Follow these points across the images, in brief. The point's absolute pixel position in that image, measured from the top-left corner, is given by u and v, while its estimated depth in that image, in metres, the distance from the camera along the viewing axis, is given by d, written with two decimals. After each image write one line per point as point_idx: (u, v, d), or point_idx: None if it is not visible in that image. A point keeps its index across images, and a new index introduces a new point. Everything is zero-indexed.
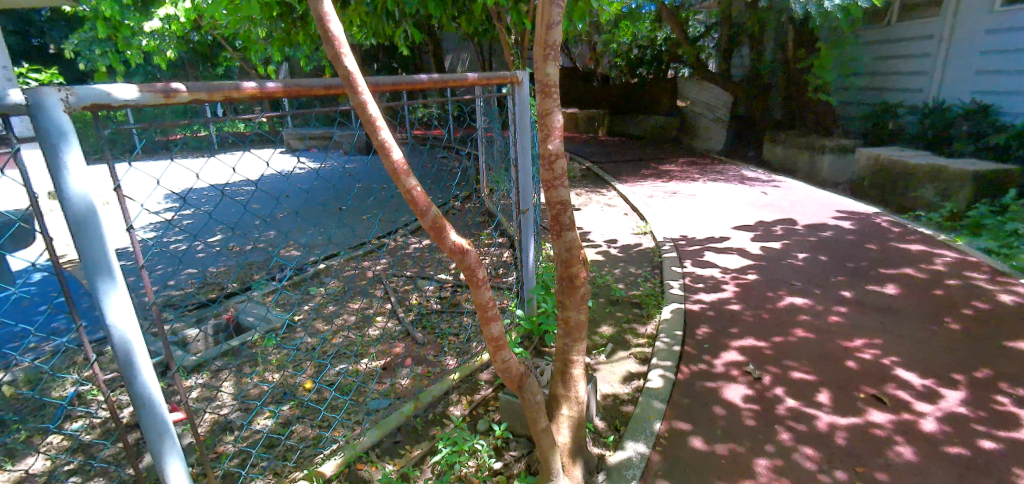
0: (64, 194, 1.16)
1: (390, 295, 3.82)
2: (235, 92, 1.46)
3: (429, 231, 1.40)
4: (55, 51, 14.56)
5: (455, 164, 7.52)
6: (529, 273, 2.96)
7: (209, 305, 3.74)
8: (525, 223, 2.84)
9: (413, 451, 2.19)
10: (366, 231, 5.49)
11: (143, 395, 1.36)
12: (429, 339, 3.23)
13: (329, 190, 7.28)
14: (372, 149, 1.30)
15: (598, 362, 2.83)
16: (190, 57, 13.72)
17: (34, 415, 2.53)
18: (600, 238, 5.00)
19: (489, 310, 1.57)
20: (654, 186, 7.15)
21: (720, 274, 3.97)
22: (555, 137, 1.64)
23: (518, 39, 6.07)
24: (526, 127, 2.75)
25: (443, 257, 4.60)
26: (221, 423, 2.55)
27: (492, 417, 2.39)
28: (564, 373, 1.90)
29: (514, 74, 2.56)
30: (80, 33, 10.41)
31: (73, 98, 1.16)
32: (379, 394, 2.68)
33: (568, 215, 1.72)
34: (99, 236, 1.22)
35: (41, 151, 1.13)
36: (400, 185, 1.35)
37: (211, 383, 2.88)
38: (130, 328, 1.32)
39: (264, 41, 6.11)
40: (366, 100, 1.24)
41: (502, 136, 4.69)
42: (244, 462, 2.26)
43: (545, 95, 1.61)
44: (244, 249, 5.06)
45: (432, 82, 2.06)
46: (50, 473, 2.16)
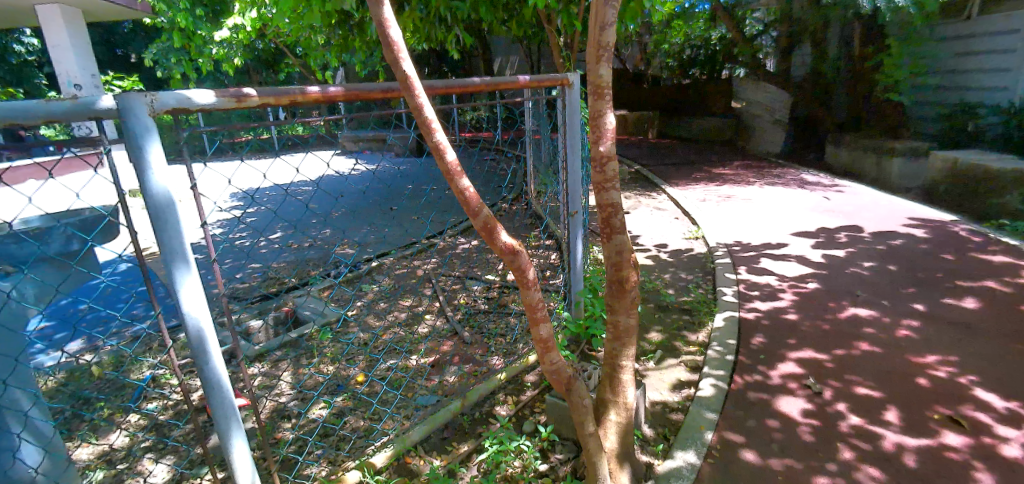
0: (148, 191, 1.26)
1: (439, 293, 3.89)
2: (300, 95, 1.53)
3: (479, 231, 1.41)
4: (135, 60, 15.91)
5: (503, 166, 7.61)
6: (577, 275, 2.94)
7: (271, 298, 3.95)
8: (574, 225, 2.83)
9: (460, 448, 2.23)
10: (416, 231, 5.61)
11: (213, 380, 1.45)
12: (475, 338, 3.27)
13: (382, 191, 7.54)
14: (426, 151, 1.34)
15: (647, 368, 2.77)
16: (254, 63, 14.57)
17: (116, 394, 2.73)
18: (649, 242, 4.92)
19: (538, 311, 1.57)
20: (706, 189, 6.98)
21: (777, 282, 3.81)
22: (606, 139, 1.62)
23: (567, 41, 6.08)
24: (576, 130, 2.73)
25: (491, 258, 4.65)
26: (280, 410, 2.67)
27: (538, 419, 2.38)
28: (613, 377, 1.87)
29: (565, 76, 2.55)
30: (158, 43, 11.21)
31: (157, 103, 1.25)
32: (427, 390, 2.74)
33: (619, 217, 1.69)
34: (175, 228, 1.31)
35: (126, 149, 1.23)
36: (453, 186, 1.37)
37: (271, 372, 3.02)
38: (203, 316, 1.41)
39: (324, 49, 6.39)
40: (423, 103, 1.27)
41: (552, 139, 4.70)
42: (301, 449, 2.36)
43: (597, 97, 1.60)
44: (302, 246, 5.29)
45: (484, 84, 2.09)
46: (129, 449, 2.33)
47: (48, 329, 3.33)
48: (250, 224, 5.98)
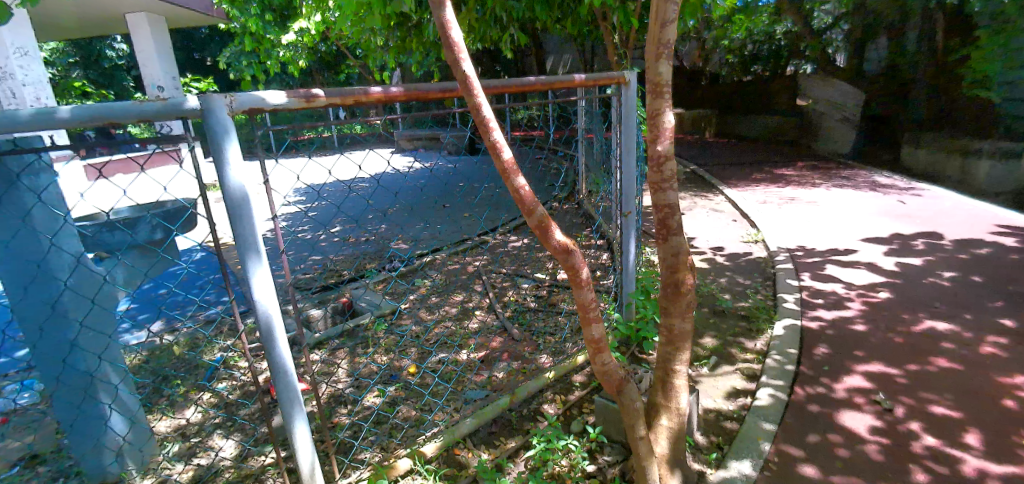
0: (227, 185, 1.35)
1: (489, 290, 3.94)
2: (364, 96, 1.59)
3: (534, 230, 1.41)
4: (211, 64, 17.03)
5: (555, 165, 7.60)
6: (629, 276, 2.89)
7: (330, 290, 4.13)
8: (628, 225, 2.77)
9: (507, 444, 2.25)
10: (467, 227, 5.70)
11: (279, 365, 1.54)
12: (524, 335, 3.29)
13: (436, 188, 7.70)
14: (483, 149, 1.35)
15: (700, 374, 2.69)
16: (317, 65, 15.23)
17: (191, 373, 2.93)
18: (705, 245, 4.77)
19: (591, 311, 1.56)
20: (767, 191, 6.69)
21: (843, 290, 3.61)
22: (664, 138, 1.59)
23: (623, 39, 6.00)
24: (633, 129, 2.68)
25: (541, 256, 4.65)
26: (337, 396, 2.79)
27: (586, 419, 2.37)
28: (665, 382, 1.83)
29: (622, 74, 2.51)
30: (231, 47, 11.93)
31: (235, 103, 1.34)
32: (476, 385, 2.78)
33: (676, 218, 1.65)
34: (249, 220, 1.40)
35: (208, 146, 1.32)
36: (508, 184, 1.38)
37: (329, 359, 3.15)
38: (272, 305, 1.50)
39: (384, 51, 6.59)
40: (481, 102, 1.29)
41: (606, 137, 4.64)
42: (356, 434, 2.45)
43: (655, 95, 1.56)
44: (359, 240, 5.48)
45: (540, 83, 2.10)
46: (202, 424, 2.49)
47: (133, 309, 3.63)
48: (312, 218, 6.27)
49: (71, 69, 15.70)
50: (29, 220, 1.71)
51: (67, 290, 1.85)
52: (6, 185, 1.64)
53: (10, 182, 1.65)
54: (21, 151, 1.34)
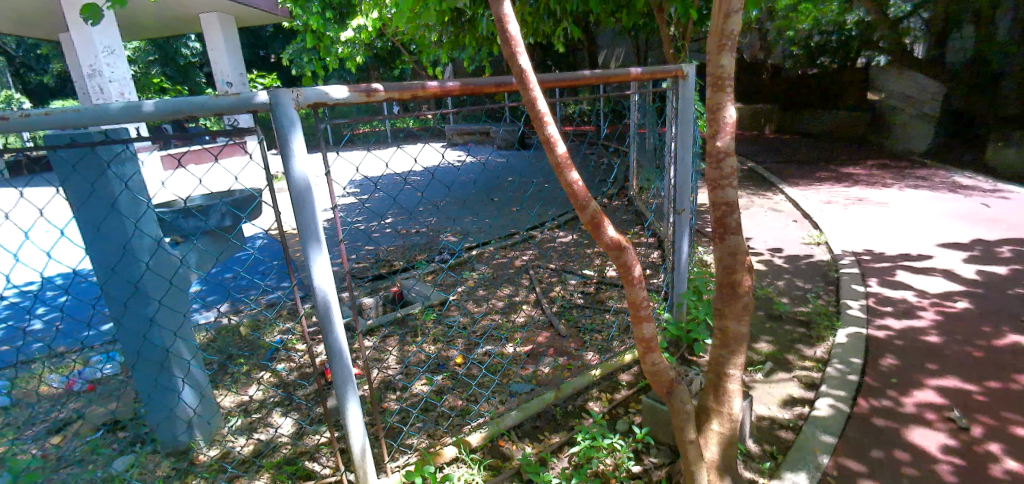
0: (292, 175, 1.42)
1: (536, 285, 3.93)
2: (421, 91, 1.61)
3: (586, 226, 1.40)
4: (274, 60, 17.83)
5: (605, 161, 7.49)
6: (681, 276, 2.81)
7: (383, 279, 4.26)
8: (681, 224, 2.71)
9: (551, 439, 2.25)
10: (515, 222, 5.72)
11: (336, 348, 1.62)
12: (570, 332, 3.27)
13: (485, 182, 7.76)
14: (537, 144, 1.35)
15: (754, 380, 2.60)
16: (373, 60, 15.65)
17: (254, 352, 3.10)
18: (762, 246, 4.58)
19: (642, 310, 1.53)
20: (831, 190, 6.34)
21: (915, 298, 3.38)
22: (725, 133, 1.52)
23: (680, 31, 5.82)
24: (690, 123, 2.59)
25: (589, 253, 4.61)
26: (387, 382, 2.87)
27: (633, 419, 2.33)
28: (718, 386, 1.76)
29: (679, 67, 2.43)
30: (294, 44, 12.44)
31: (301, 97, 1.40)
32: (522, 379, 2.80)
33: (735, 217, 1.59)
34: (311, 210, 1.47)
35: (276, 139, 1.39)
36: (562, 179, 1.37)
37: (380, 345, 3.25)
38: (331, 290, 1.57)
39: (438, 47, 6.68)
40: (536, 97, 1.29)
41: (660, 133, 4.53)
42: (405, 420, 2.52)
43: (717, 89, 1.50)
44: (410, 231, 5.61)
45: (595, 77, 2.07)
46: (263, 402, 2.63)
47: (203, 291, 3.88)
48: (365, 209, 6.47)
49: (151, 67, 16.86)
50: (116, 206, 1.86)
51: (149, 271, 2.00)
52: (97, 173, 1.79)
53: (100, 170, 1.80)
54: (109, 143, 1.46)
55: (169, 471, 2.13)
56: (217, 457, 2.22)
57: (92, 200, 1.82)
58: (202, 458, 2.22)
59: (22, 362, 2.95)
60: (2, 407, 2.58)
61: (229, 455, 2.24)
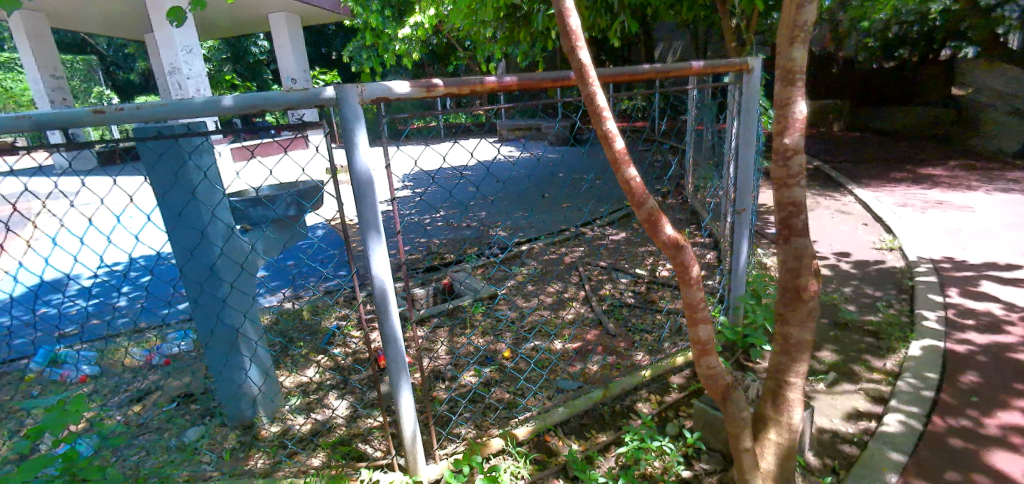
0: (355, 167, 1.48)
1: (585, 282, 3.90)
2: (479, 85, 1.63)
3: (643, 224, 1.36)
4: (335, 58, 18.52)
5: (659, 158, 7.31)
6: (739, 278, 2.70)
7: (435, 271, 4.35)
8: (741, 224, 2.60)
9: (599, 437, 2.23)
10: (566, 218, 5.68)
11: (390, 335, 1.69)
12: (620, 331, 3.22)
13: (535, 178, 7.76)
14: (594, 139, 1.33)
15: (815, 390, 2.47)
16: (429, 57, 15.95)
17: (312, 336, 3.24)
18: (827, 250, 4.34)
19: (698, 312, 1.49)
20: (907, 192, 5.93)
21: (1001, 311, 3.11)
22: (794, 130, 1.45)
23: (743, 23, 5.59)
24: (754, 119, 2.47)
25: (640, 251, 4.52)
26: (436, 372, 2.93)
27: (683, 423, 2.27)
28: (777, 394, 1.69)
29: (744, 60, 2.33)
30: (355, 42, 12.88)
31: (365, 93, 1.45)
32: (570, 376, 2.78)
33: (802, 218, 1.51)
34: (371, 202, 1.54)
35: (340, 133, 1.45)
36: (619, 175, 1.35)
37: (430, 336, 3.33)
38: (388, 280, 1.64)
39: (492, 43, 6.70)
40: (595, 91, 1.27)
41: (720, 130, 4.37)
42: (453, 409, 2.56)
43: (786, 83, 1.42)
44: (461, 225, 5.69)
45: (654, 71, 2.02)
46: (320, 384, 2.75)
47: (268, 276, 4.10)
48: (418, 202, 6.61)
49: (224, 65, 17.90)
50: (196, 194, 1.99)
51: (223, 255, 2.13)
52: (180, 163, 1.93)
53: (182, 160, 1.93)
54: (190, 135, 1.56)
55: (236, 443, 2.27)
56: (278, 434, 2.34)
57: (175, 189, 1.96)
58: (265, 433, 2.35)
59: (110, 335, 3.22)
60: (92, 375, 2.83)
61: (288, 432, 2.36)
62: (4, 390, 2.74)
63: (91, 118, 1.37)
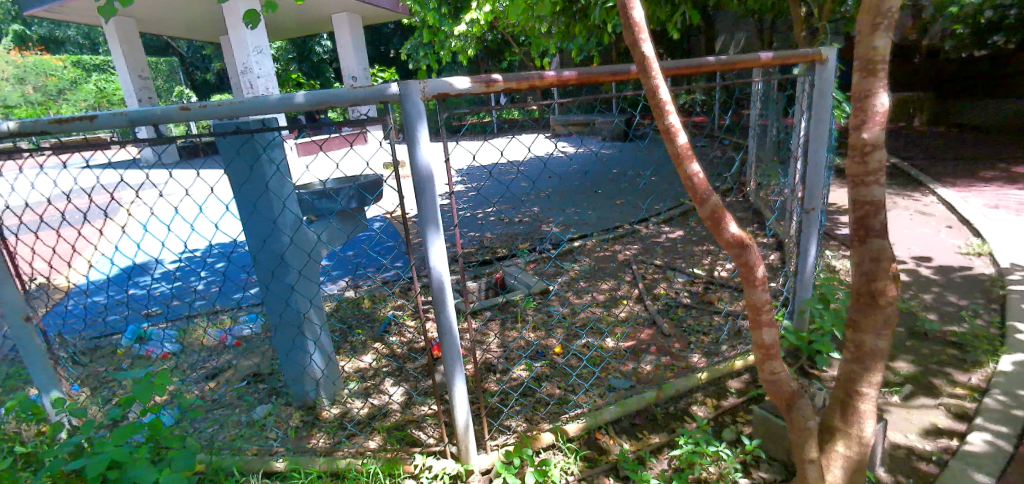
0: (417, 162, 1.52)
1: (639, 281, 3.83)
2: (539, 80, 1.62)
3: (705, 221, 1.32)
4: (394, 55, 19.04)
5: (719, 154, 7.05)
6: (806, 281, 2.57)
7: (487, 265, 4.40)
8: (810, 223, 2.46)
9: (651, 438, 2.19)
10: (619, 215, 5.60)
11: (446, 327, 1.72)
12: (674, 332, 3.14)
13: (588, 174, 7.68)
14: (656, 134, 1.30)
15: (889, 403, 2.32)
16: (484, 53, 16.10)
17: (370, 324, 3.36)
18: (905, 254, 4.05)
19: (763, 314, 1.43)
20: (999, 193, 5.43)
21: None
22: (874, 124, 1.35)
23: (814, 12, 5.28)
24: (827, 114, 2.34)
25: (697, 250, 4.39)
26: (488, 364, 2.97)
27: (741, 429, 2.19)
28: (847, 405, 1.59)
29: (817, 51, 2.20)
30: (412, 40, 13.18)
31: (427, 89, 1.48)
32: (622, 375, 2.75)
33: (880, 218, 1.41)
34: (431, 197, 1.57)
35: (403, 128, 1.50)
36: (681, 171, 1.31)
37: (482, 328, 3.37)
38: (445, 272, 1.67)
39: (547, 38, 6.68)
40: (659, 85, 1.24)
41: (786, 125, 4.16)
42: (505, 401, 2.59)
43: (867, 74, 1.32)
44: (513, 220, 5.71)
45: (719, 63, 1.95)
46: (377, 370, 2.85)
47: (330, 266, 4.28)
48: (471, 197, 6.70)
49: (290, 64, 18.79)
50: (269, 186, 2.11)
51: (291, 245, 2.24)
52: (254, 157, 2.05)
53: (256, 155, 2.05)
54: (264, 130, 1.66)
55: (300, 422, 2.39)
56: (338, 415, 2.45)
57: (250, 181, 2.09)
58: (326, 414, 2.46)
59: (189, 316, 3.47)
60: (174, 352, 3.06)
61: (347, 415, 2.46)
62: (100, 362, 3.02)
63: (178, 114, 1.49)
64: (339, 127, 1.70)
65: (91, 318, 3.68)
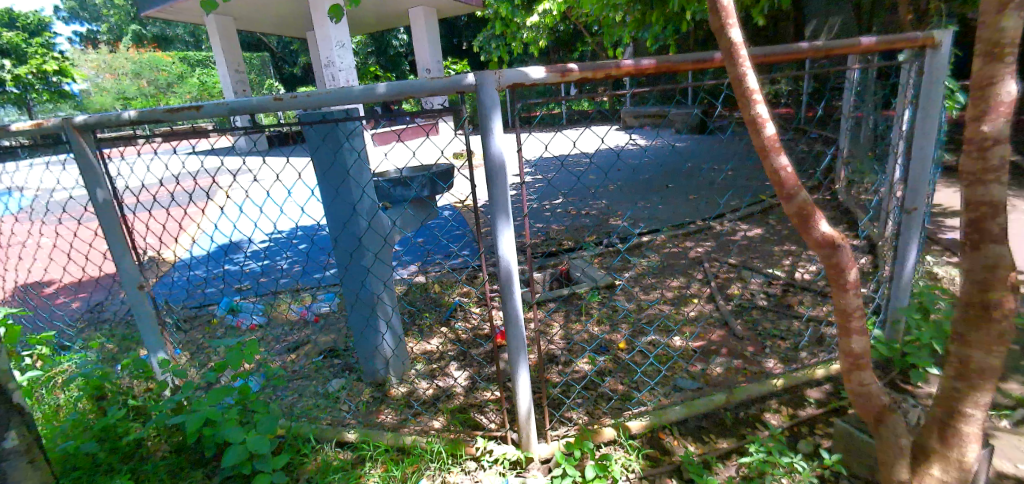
0: (490, 151, 1.53)
1: (711, 279, 3.67)
2: (615, 69, 1.58)
3: (792, 218, 1.24)
4: (466, 48, 19.34)
5: (804, 149, 6.59)
6: (903, 288, 2.35)
7: (553, 256, 4.40)
8: (910, 225, 2.24)
9: (718, 443, 2.11)
10: (692, 210, 5.38)
11: (512, 315, 1.74)
12: (748, 334, 2.99)
13: (660, 167, 7.44)
14: (741, 124, 1.22)
15: (997, 428, 2.08)
16: (556, 44, 15.97)
17: (437, 309, 3.45)
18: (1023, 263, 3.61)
19: (852, 321, 1.33)
20: None
21: None
22: (997, 116, 1.19)
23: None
24: (937, 105, 2.10)
25: (776, 250, 4.14)
26: (550, 356, 2.97)
27: (821, 442, 2.05)
28: (946, 425, 1.42)
29: (929, 34, 1.98)
30: (485, 32, 13.32)
31: (502, 79, 1.49)
32: (690, 375, 2.65)
33: (999, 221, 1.25)
34: (502, 187, 1.59)
35: (478, 118, 1.52)
36: (767, 164, 1.23)
37: (545, 319, 3.37)
38: (513, 262, 1.68)
39: (621, 27, 6.51)
40: (746, 74, 1.17)
41: (885, 117, 3.81)
42: (567, 393, 2.57)
43: (992, 60, 1.17)
44: (580, 213, 5.65)
45: (813, 50, 1.81)
46: (443, 353, 2.93)
47: (402, 251, 4.45)
48: (538, 188, 6.70)
49: (369, 57, 19.54)
50: (349, 173, 2.22)
51: (368, 230, 2.35)
52: (337, 144, 2.16)
53: (339, 144, 2.16)
54: (347, 119, 1.73)
55: (370, 398, 2.51)
56: (405, 394, 2.55)
57: (333, 168, 2.20)
58: (394, 391, 2.56)
59: (274, 291, 3.73)
60: (260, 324, 3.31)
61: (414, 394, 2.55)
62: (198, 329, 3.32)
63: (272, 104, 1.60)
64: (414, 118, 1.76)
65: (192, 289, 4.05)
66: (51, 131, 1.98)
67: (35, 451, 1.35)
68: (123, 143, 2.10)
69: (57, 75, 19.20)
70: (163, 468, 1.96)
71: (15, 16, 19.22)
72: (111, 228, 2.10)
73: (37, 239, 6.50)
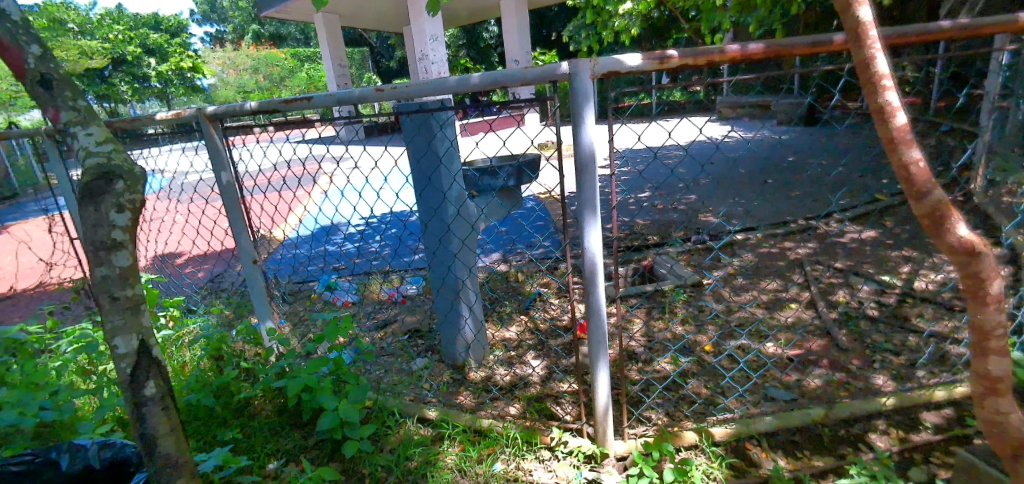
0: (581, 141, 1.51)
1: (812, 284, 3.38)
2: (718, 55, 1.49)
3: (923, 219, 1.10)
4: (555, 38, 19.20)
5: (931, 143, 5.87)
6: None
7: (635, 251, 4.28)
8: None
9: (813, 460, 1.95)
10: (793, 208, 4.99)
11: (596, 308, 1.71)
12: (854, 346, 2.73)
13: (757, 161, 6.97)
14: (866, 112, 1.10)
15: None
16: (649, 31, 15.41)
17: (517, 297, 3.49)
18: None
19: (991, 341, 1.17)
20: None
21: None
22: None
23: None
24: None
25: (890, 255, 3.73)
26: (630, 352, 2.89)
27: (938, 472, 1.83)
28: None
29: None
30: (575, 22, 13.13)
31: (597, 67, 1.45)
32: (783, 385, 2.48)
33: None
34: (591, 180, 1.56)
35: (571, 108, 1.50)
36: (894, 158, 1.09)
37: (626, 316, 3.28)
38: (599, 254, 1.65)
39: (721, 11, 6.10)
40: (876, 56, 1.04)
41: None
42: (648, 392, 2.50)
43: None
44: (667, 207, 5.44)
45: (955, 29, 1.60)
46: (521, 342, 2.97)
47: (486, 239, 4.54)
48: (623, 181, 6.54)
49: (460, 50, 19.99)
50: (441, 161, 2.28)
51: (456, 216, 2.41)
52: (430, 132, 2.22)
53: (432, 132, 2.22)
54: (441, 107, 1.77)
55: (450, 379, 2.60)
56: (483, 378, 2.61)
57: (426, 155, 2.28)
58: (473, 375, 2.64)
59: (366, 271, 3.96)
60: (353, 301, 3.53)
61: (492, 379, 2.61)
62: (299, 303, 3.61)
63: (374, 95, 1.67)
64: (504, 107, 1.78)
65: (296, 266, 4.41)
66: (187, 120, 2.22)
67: (169, 401, 1.52)
68: (244, 132, 2.31)
69: (191, 71, 21.58)
70: (267, 426, 2.16)
71: (159, 20, 21.80)
72: (232, 207, 2.33)
73: (173, 216, 7.39)
